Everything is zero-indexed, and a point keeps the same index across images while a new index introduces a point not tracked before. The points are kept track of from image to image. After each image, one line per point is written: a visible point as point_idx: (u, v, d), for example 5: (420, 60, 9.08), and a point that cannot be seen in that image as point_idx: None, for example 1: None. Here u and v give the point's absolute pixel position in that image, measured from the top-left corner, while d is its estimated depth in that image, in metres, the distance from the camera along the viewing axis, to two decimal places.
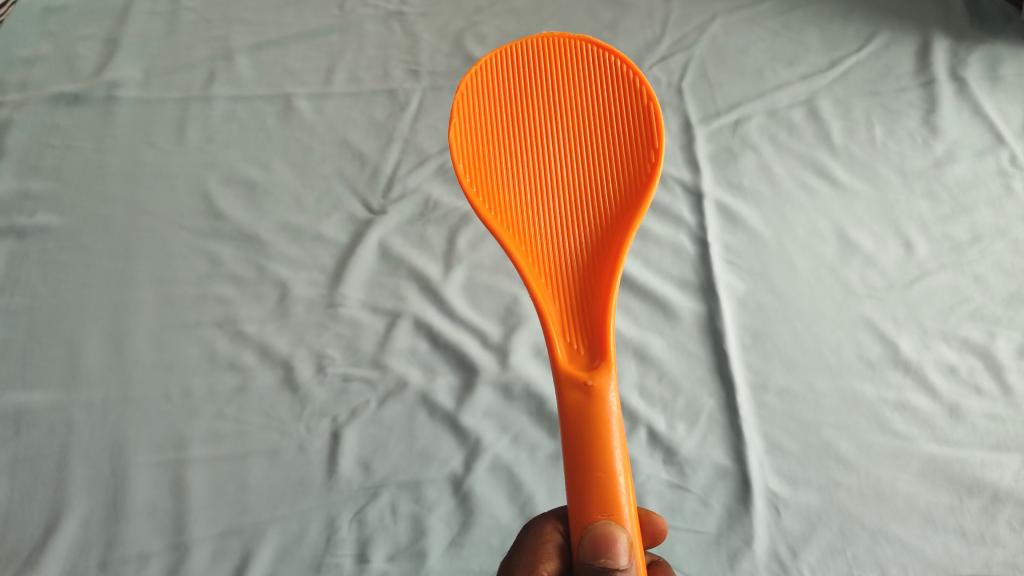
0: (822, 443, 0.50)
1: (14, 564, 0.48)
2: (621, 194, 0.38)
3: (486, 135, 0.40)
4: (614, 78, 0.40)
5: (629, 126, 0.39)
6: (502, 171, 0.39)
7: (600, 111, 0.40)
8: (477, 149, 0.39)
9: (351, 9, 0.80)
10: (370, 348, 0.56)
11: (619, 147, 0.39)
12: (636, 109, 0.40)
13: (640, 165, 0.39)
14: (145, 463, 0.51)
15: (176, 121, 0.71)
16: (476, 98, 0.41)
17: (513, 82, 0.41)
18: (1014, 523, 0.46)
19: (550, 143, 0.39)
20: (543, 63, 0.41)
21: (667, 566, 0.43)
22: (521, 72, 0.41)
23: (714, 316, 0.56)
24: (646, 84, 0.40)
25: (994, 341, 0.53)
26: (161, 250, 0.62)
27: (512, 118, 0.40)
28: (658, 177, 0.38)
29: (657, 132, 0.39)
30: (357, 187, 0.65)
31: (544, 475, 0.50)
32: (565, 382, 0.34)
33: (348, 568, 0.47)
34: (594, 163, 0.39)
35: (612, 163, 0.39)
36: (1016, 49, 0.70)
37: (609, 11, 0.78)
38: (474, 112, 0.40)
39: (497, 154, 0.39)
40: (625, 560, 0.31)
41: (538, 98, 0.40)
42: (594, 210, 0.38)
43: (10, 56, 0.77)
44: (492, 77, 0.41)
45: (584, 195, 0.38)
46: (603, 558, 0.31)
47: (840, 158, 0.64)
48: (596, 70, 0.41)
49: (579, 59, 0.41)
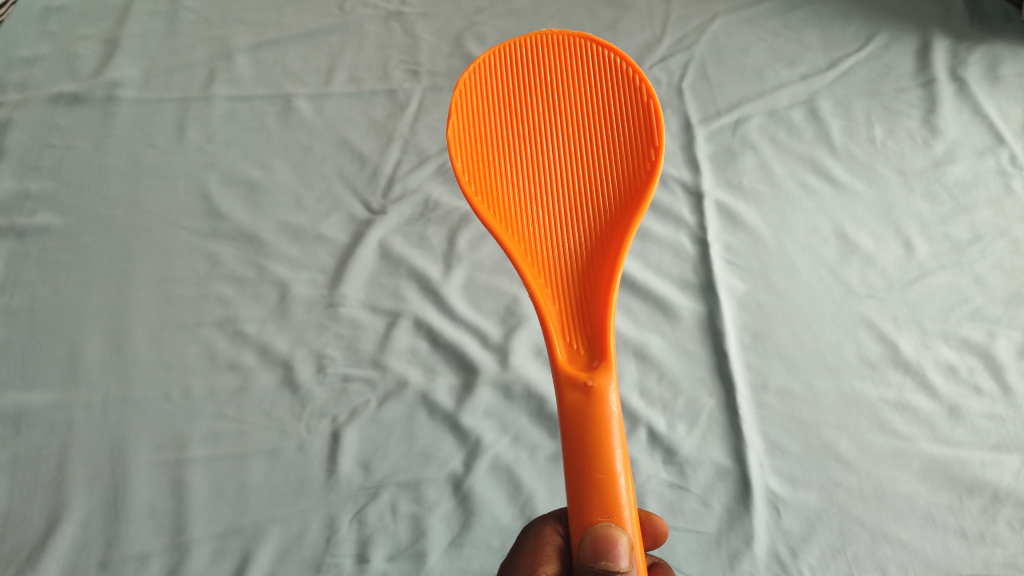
0: (822, 443, 0.50)
1: (14, 564, 0.48)
2: (620, 192, 0.38)
3: (484, 134, 0.40)
4: (613, 76, 0.40)
5: (629, 124, 0.39)
6: (501, 170, 0.39)
7: (600, 110, 0.40)
8: (477, 148, 0.39)
9: (351, 9, 0.80)
10: (370, 348, 0.56)
11: (618, 146, 0.39)
12: (635, 107, 0.40)
13: (640, 164, 0.39)
14: (145, 463, 0.51)
15: (176, 121, 0.71)
16: (474, 96, 0.41)
17: (511, 80, 0.41)
18: (1014, 523, 0.46)
19: (549, 142, 0.39)
20: (543, 61, 0.41)
21: (668, 567, 0.43)
22: (519, 70, 0.41)
23: (714, 315, 0.56)
24: (646, 82, 0.40)
25: (994, 340, 0.53)
26: (161, 250, 0.62)
27: (510, 116, 0.40)
28: (658, 176, 0.38)
29: (657, 130, 0.39)
30: (357, 187, 0.65)
31: (544, 475, 0.50)
32: (565, 383, 0.34)
33: (348, 568, 0.47)
34: (593, 162, 0.39)
35: (612, 163, 0.39)
36: (1016, 49, 0.70)
37: (609, 12, 0.78)
38: (472, 110, 0.40)
39: (496, 153, 0.39)
40: (625, 562, 0.31)
41: (537, 97, 0.40)
42: (594, 209, 0.38)
43: (10, 56, 0.77)
44: (491, 75, 0.41)
45: (584, 194, 0.38)
46: (604, 560, 0.31)
47: (840, 158, 0.64)
48: (595, 68, 0.40)
49: (578, 56, 0.41)
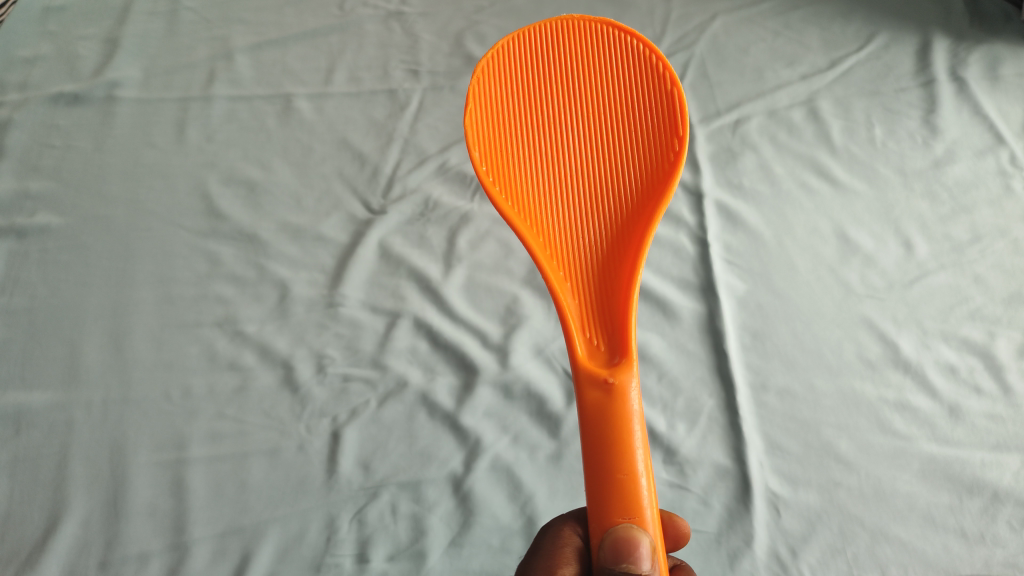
0: (822, 443, 0.50)
1: (14, 564, 0.48)
2: (642, 184, 0.38)
3: (502, 123, 0.40)
4: (636, 63, 0.40)
5: (651, 113, 0.39)
6: (519, 161, 0.39)
7: (621, 99, 0.39)
8: (495, 137, 0.39)
9: (352, 9, 0.80)
10: (370, 348, 0.56)
11: (639, 136, 0.39)
12: (658, 95, 0.40)
13: (662, 154, 0.39)
14: (144, 463, 0.51)
15: (176, 121, 0.71)
16: (491, 84, 0.41)
17: (530, 67, 0.40)
18: (1014, 523, 0.46)
19: (569, 131, 0.39)
20: (563, 47, 0.41)
21: (689, 569, 0.42)
22: (539, 56, 0.41)
23: (714, 316, 0.56)
24: (669, 70, 0.40)
25: (994, 340, 0.53)
26: (161, 250, 0.62)
27: (529, 105, 0.40)
28: (681, 166, 0.38)
29: (681, 119, 0.39)
30: (357, 187, 0.65)
31: (544, 475, 0.50)
32: (585, 381, 0.34)
33: (348, 568, 0.47)
34: (614, 151, 0.39)
35: (633, 152, 0.39)
36: (1015, 49, 0.70)
37: (609, 11, 0.78)
38: (490, 99, 0.40)
39: (514, 143, 0.39)
40: (647, 565, 0.31)
41: (557, 86, 0.40)
42: (614, 201, 0.38)
43: (10, 56, 0.77)
44: (509, 62, 0.41)
45: (604, 185, 0.38)
46: (626, 563, 0.31)
47: (840, 158, 0.64)
48: (616, 54, 0.40)
49: (600, 43, 0.41)
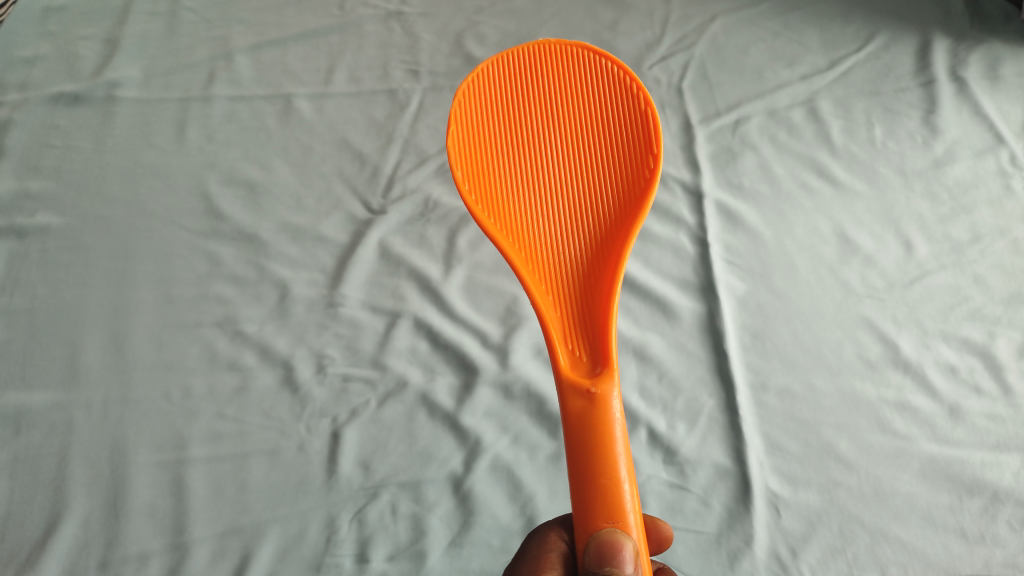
0: (822, 443, 0.50)
1: (14, 564, 0.48)
2: (620, 198, 0.39)
3: (479, 143, 0.40)
4: (609, 81, 0.40)
5: (626, 128, 0.40)
6: (499, 177, 0.39)
7: (597, 115, 0.40)
8: (475, 157, 0.40)
9: (352, 9, 0.80)
10: (370, 348, 0.56)
11: (616, 151, 0.39)
12: (633, 111, 0.40)
13: (639, 169, 0.39)
14: (145, 463, 0.51)
15: (176, 121, 0.71)
16: (469, 103, 0.41)
17: (509, 88, 0.41)
18: (1014, 523, 0.46)
19: (547, 148, 0.39)
20: (537, 65, 0.41)
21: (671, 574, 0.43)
22: (516, 71, 0.41)
23: (714, 315, 0.56)
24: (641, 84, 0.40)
25: (994, 340, 0.53)
26: (161, 249, 0.62)
27: (506, 121, 0.40)
28: (658, 179, 0.38)
29: (656, 131, 0.39)
30: (357, 187, 0.65)
31: (544, 475, 0.50)
32: (569, 390, 0.34)
33: (348, 568, 0.47)
34: (591, 169, 0.39)
35: (611, 170, 0.39)
36: (1014, 49, 0.70)
37: (609, 12, 0.78)
38: (469, 118, 0.41)
39: (493, 159, 0.39)
40: (630, 568, 0.31)
41: (534, 104, 0.40)
42: (593, 215, 0.38)
43: (10, 56, 0.78)
44: (487, 82, 0.41)
45: (584, 199, 0.39)
46: (609, 565, 0.31)
47: (840, 158, 0.64)
48: (591, 70, 0.41)
49: (573, 59, 0.41)
